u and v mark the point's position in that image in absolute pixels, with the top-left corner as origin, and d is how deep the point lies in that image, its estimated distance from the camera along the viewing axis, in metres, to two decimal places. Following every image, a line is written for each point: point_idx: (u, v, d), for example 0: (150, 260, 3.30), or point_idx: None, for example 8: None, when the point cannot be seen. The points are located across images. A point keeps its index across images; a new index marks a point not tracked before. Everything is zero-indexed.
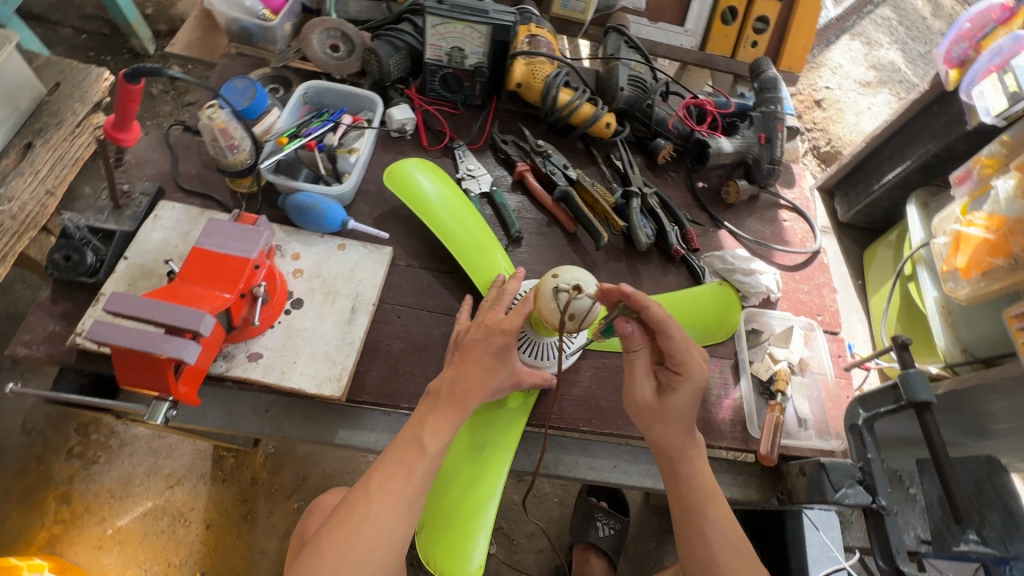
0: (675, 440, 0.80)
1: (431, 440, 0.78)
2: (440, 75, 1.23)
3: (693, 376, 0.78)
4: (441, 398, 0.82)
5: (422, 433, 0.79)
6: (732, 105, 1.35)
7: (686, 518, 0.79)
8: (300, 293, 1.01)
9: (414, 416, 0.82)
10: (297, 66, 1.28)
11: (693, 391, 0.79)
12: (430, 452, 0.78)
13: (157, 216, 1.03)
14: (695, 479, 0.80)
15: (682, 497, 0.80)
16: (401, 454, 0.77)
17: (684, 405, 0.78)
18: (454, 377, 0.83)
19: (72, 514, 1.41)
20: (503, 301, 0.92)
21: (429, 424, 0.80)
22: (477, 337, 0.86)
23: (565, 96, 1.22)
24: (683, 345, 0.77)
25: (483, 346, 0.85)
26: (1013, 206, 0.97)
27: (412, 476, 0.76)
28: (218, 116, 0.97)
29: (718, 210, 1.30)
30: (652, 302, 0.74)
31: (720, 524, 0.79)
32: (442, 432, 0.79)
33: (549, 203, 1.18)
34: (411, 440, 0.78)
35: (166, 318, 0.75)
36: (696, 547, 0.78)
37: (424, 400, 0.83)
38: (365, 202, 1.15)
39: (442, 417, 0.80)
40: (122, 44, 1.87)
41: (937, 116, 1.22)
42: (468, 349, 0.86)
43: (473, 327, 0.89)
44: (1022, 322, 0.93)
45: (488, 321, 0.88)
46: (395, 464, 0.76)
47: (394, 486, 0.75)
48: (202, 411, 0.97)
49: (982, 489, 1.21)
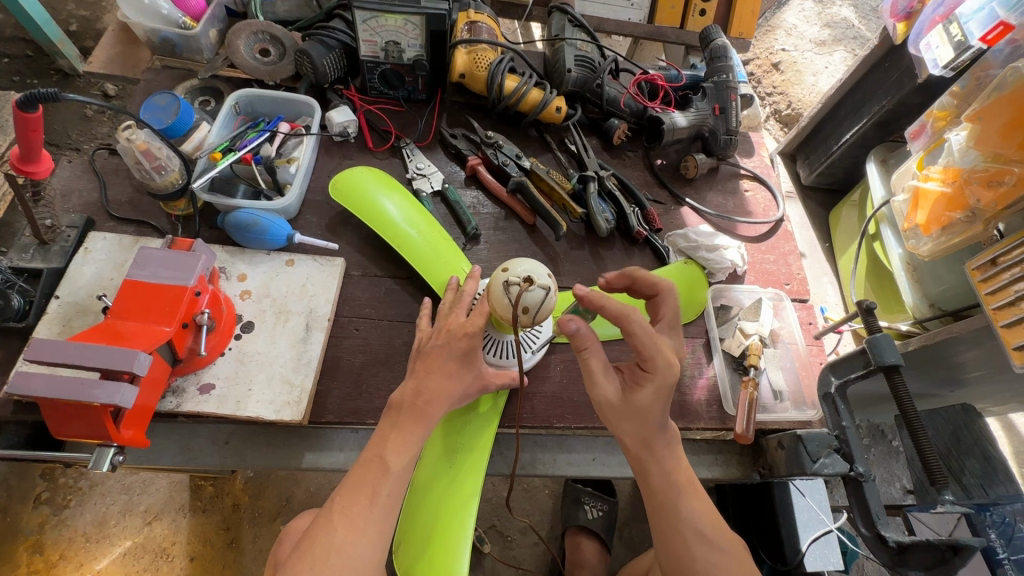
0: (640, 435, 0.76)
1: (394, 458, 0.75)
2: (378, 71, 1.18)
3: (661, 373, 0.73)
4: (405, 411, 0.78)
5: (385, 452, 0.75)
6: (683, 78, 1.33)
7: (664, 508, 0.76)
8: (250, 316, 0.96)
9: (376, 434, 0.78)
10: (227, 75, 1.21)
11: (662, 390, 0.73)
12: (394, 470, 0.74)
13: (87, 249, 0.97)
14: (669, 475, 0.77)
15: (658, 494, 0.77)
16: (364, 476, 0.74)
17: (650, 403, 0.74)
18: (415, 388, 0.79)
19: (47, 563, 1.34)
20: (463, 300, 0.87)
21: (391, 441, 0.76)
22: (436, 345, 0.82)
23: (510, 83, 1.18)
24: (651, 341, 0.73)
25: (443, 353, 0.82)
26: (967, 157, 0.95)
27: (377, 497, 0.73)
28: (138, 137, 0.92)
29: (679, 186, 1.28)
30: (606, 300, 0.72)
31: (698, 519, 0.76)
32: (406, 447, 0.76)
33: (504, 196, 1.14)
34: (374, 460, 0.75)
35: (96, 362, 0.70)
36: (673, 542, 0.75)
37: (387, 416, 0.79)
38: (312, 213, 1.10)
39: (404, 431, 0.77)
40: (48, 65, 1.73)
41: (888, 71, 1.20)
42: (425, 358, 0.82)
43: (433, 333, 0.85)
44: (984, 273, 0.92)
45: (448, 325, 0.84)
46: (357, 486, 0.73)
47: (358, 509, 0.71)
48: (158, 450, 0.93)
49: (959, 437, 1.15)
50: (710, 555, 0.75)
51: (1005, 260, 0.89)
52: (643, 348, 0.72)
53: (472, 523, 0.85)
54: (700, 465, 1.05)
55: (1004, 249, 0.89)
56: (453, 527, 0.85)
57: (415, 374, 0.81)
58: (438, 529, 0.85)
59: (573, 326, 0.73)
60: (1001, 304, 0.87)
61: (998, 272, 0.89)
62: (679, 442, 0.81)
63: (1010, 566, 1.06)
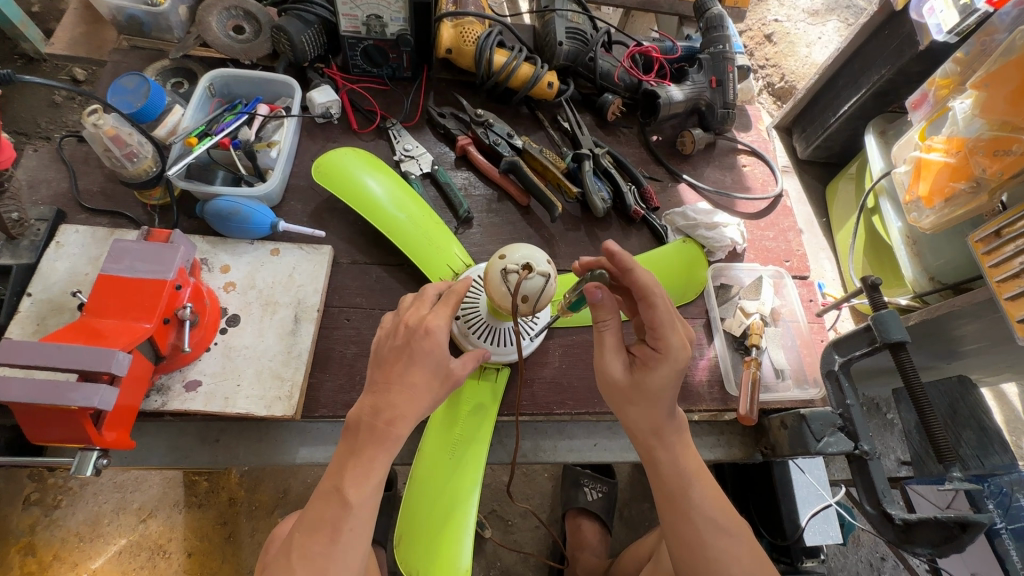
0: (649, 421, 0.74)
1: (354, 491, 0.68)
2: (360, 48, 1.12)
3: (673, 356, 0.70)
4: (364, 437, 0.69)
5: (343, 484, 0.68)
6: (678, 49, 1.29)
7: (672, 500, 0.75)
8: (235, 308, 0.92)
9: (334, 462, 0.71)
10: (199, 54, 1.15)
11: (671, 372, 0.70)
12: (354, 504, 0.68)
13: (59, 243, 0.92)
14: (678, 463, 0.75)
15: (667, 484, 0.76)
16: (321, 512, 0.68)
17: (659, 386, 0.71)
18: (371, 407, 0.70)
19: (40, 564, 1.31)
20: (427, 295, 0.78)
21: (349, 472, 0.69)
22: (396, 344, 0.73)
23: (500, 58, 1.13)
24: (667, 320, 0.69)
25: (404, 354, 0.72)
26: (972, 126, 0.92)
27: (338, 534, 0.67)
28: (106, 122, 0.87)
29: (675, 162, 1.24)
30: (637, 264, 0.69)
31: (707, 505, 0.75)
32: (366, 478, 0.69)
33: (497, 176, 1.10)
34: (331, 492, 0.68)
35: (72, 363, 0.67)
36: (681, 527, 0.74)
37: (345, 440, 0.71)
38: (297, 199, 1.06)
39: (363, 459, 0.69)
40: (10, 48, 1.63)
41: (887, 39, 1.15)
42: (388, 362, 0.73)
43: (388, 333, 0.76)
44: (987, 245, 0.90)
45: (408, 322, 0.74)
46: (316, 522, 0.67)
47: (316, 549, 0.66)
48: (145, 451, 0.90)
49: (955, 408, 1.14)
50: (722, 542, 0.73)
51: (1008, 232, 0.87)
52: (659, 325, 0.69)
53: (473, 517, 0.84)
54: (703, 446, 1.05)
55: (1008, 221, 0.87)
56: (456, 522, 0.84)
57: (374, 387, 0.72)
58: (441, 524, 0.84)
59: (599, 295, 0.70)
60: (1005, 277, 0.85)
61: (1001, 244, 0.87)
62: (687, 429, 0.79)
63: (1007, 535, 1.04)
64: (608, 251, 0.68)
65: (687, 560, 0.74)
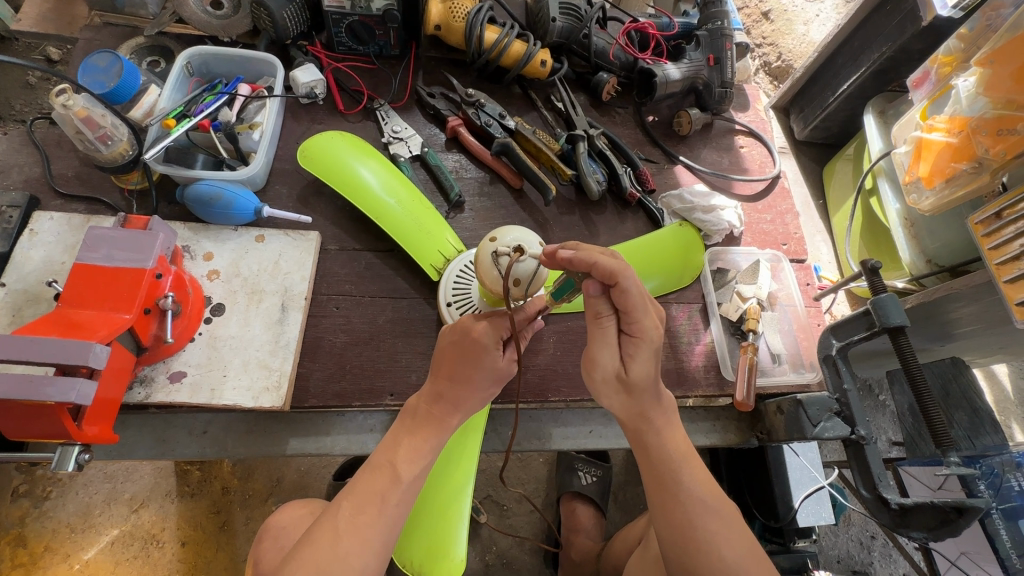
0: (632, 406, 0.73)
1: (407, 467, 0.71)
2: (345, 24, 1.07)
3: (648, 337, 0.69)
4: (421, 417, 0.74)
5: (396, 458, 0.71)
6: (675, 26, 1.25)
7: (660, 484, 0.74)
8: (220, 297, 0.90)
9: (388, 437, 0.74)
10: (176, 31, 1.10)
11: (652, 351, 0.70)
12: (405, 479, 0.70)
13: (33, 231, 0.89)
14: (665, 445, 0.75)
15: (655, 466, 0.75)
16: (372, 483, 0.69)
17: (646, 369, 0.70)
18: (432, 394, 0.75)
19: (32, 556, 1.29)
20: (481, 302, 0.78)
21: (403, 447, 0.72)
22: (454, 341, 0.74)
23: (491, 35, 1.09)
24: (640, 303, 0.67)
25: (459, 353, 0.73)
26: (975, 105, 0.90)
27: (386, 505, 0.68)
28: (76, 104, 0.83)
29: (672, 144, 1.22)
30: (599, 255, 0.63)
31: (699, 490, 0.73)
32: (417, 455, 0.72)
33: (489, 159, 1.07)
34: (383, 464, 0.71)
35: (45, 357, 0.63)
36: (672, 509, 0.73)
37: (400, 420, 0.75)
38: (282, 182, 1.02)
39: (416, 437, 0.73)
40: None
41: (889, 15, 1.12)
42: (446, 358, 0.75)
43: (450, 328, 0.77)
44: (987, 228, 0.87)
45: (462, 323, 0.75)
46: (365, 494, 0.68)
47: (364, 520, 0.66)
48: (130, 443, 0.88)
49: (948, 390, 1.08)
50: (712, 523, 0.71)
51: (1009, 214, 0.84)
52: (632, 311, 0.66)
53: (467, 511, 0.83)
54: (697, 432, 1.04)
55: (1009, 202, 0.84)
56: (452, 516, 0.83)
57: (436, 378, 0.75)
58: (439, 517, 0.83)
59: (595, 289, 0.67)
60: (1004, 259, 0.83)
61: (1001, 226, 0.84)
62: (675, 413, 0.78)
63: (997, 515, 1.04)
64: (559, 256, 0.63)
65: (678, 542, 0.71)
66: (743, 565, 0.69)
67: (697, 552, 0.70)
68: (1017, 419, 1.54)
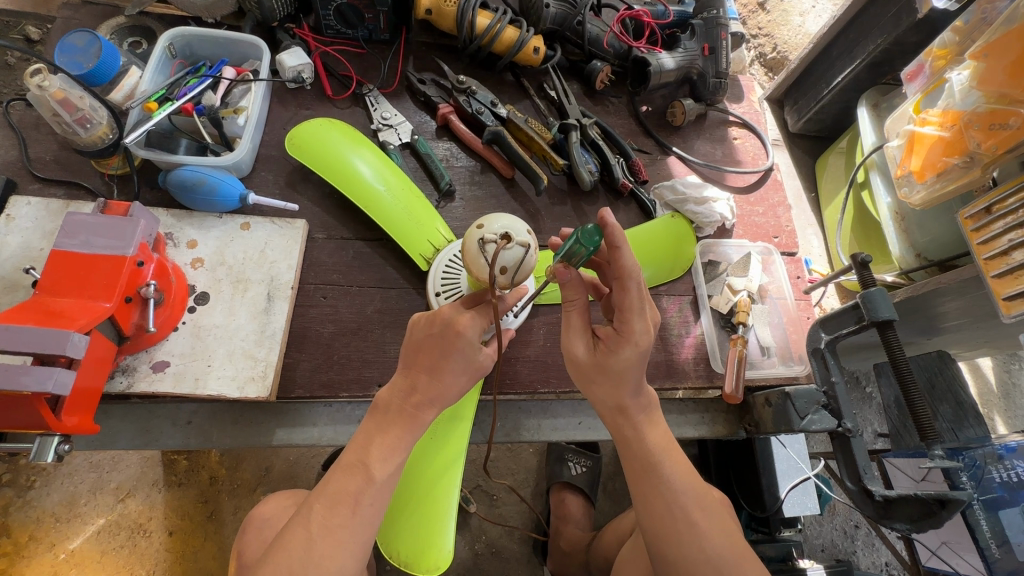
0: (615, 400, 0.73)
1: (380, 466, 0.68)
2: (333, 7, 1.04)
3: (635, 338, 0.67)
4: (392, 413, 0.71)
5: (368, 457, 0.68)
6: (670, 15, 1.23)
7: (636, 480, 0.74)
8: (204, 286, 0.88)
9: (359, 435, 0.71)
10: (158, 11, 1.07)
11: (635, 355, 0.68)
12: (378, 479, 0.67)
13: (10, 216, 0.86)
14: (646, 441, 0.74)
15: (629, 460, 0.74)
16: (344, 483, 0.66)
17: (624, 367, 0.69)
18: (408, 388, 0.72)
19: (16, 545, 1.27)
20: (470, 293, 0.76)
21: (375, 446, 0.69)
22: (433, 333, 0.71)
23: (482, 20, 1.07)
24: (637, 303, 0.67)
25: (438, 347, 0.71)
26: (968, 99, 0.90)
27: (359, 507, 0.66)
28: (52, 85, 0.80)
29: (665, 135, 1.21)
30: (626, 244, 0.63)
31: (678, 481, 0.73)
32: (390, 452, 0.69)
33: (480, 147, 1.05)
34: (356, 465, 0.68)
35: (21, 345, 0.62)
36: (653, 501, 0.72)
37: (371, 417, 0.72)
38: (267, 169, 1.00)
39: (389, 433, 0.70)
40: None
41: (885, 6, 1.11)
42: (423, 348, 0.72)
43: (424, 319, 0.73)
44: (976, 222, 0.87)
45: (444, 313, 0.71)
46: (338, 494, 0.65)
47: (338, 522, 0.64)
48: (112, 434, 0.87)
49: (933, 382, 1.04)
50: (690, 515, 0.71)
51: (999, 209, 0.84)
52: (627, 308, 0.67)
53: (454, 504, 0.83)
54: (687, 425, 1.05)
55: (999, 197, 0.84)
56: (438, 509, 0.82)
57: (411, 370, 0.72)
58: (427, 511, 0.83)
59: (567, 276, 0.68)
60: (992, 254, 0.83)
61: (990, 221, 0.85)
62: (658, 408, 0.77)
63: (979, 506, 1.07)
64: (602, 220, 0.62)
65: (660, 532, 0.71)
66: (732, 565, 0.69)
67: (676, 543, 0.70)
68: (999, 412, 1.56)
